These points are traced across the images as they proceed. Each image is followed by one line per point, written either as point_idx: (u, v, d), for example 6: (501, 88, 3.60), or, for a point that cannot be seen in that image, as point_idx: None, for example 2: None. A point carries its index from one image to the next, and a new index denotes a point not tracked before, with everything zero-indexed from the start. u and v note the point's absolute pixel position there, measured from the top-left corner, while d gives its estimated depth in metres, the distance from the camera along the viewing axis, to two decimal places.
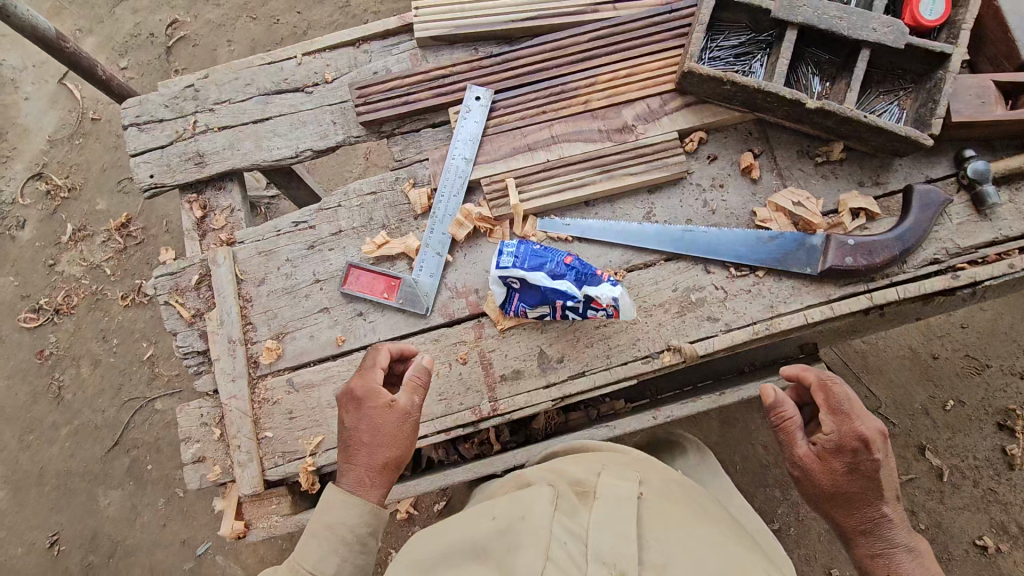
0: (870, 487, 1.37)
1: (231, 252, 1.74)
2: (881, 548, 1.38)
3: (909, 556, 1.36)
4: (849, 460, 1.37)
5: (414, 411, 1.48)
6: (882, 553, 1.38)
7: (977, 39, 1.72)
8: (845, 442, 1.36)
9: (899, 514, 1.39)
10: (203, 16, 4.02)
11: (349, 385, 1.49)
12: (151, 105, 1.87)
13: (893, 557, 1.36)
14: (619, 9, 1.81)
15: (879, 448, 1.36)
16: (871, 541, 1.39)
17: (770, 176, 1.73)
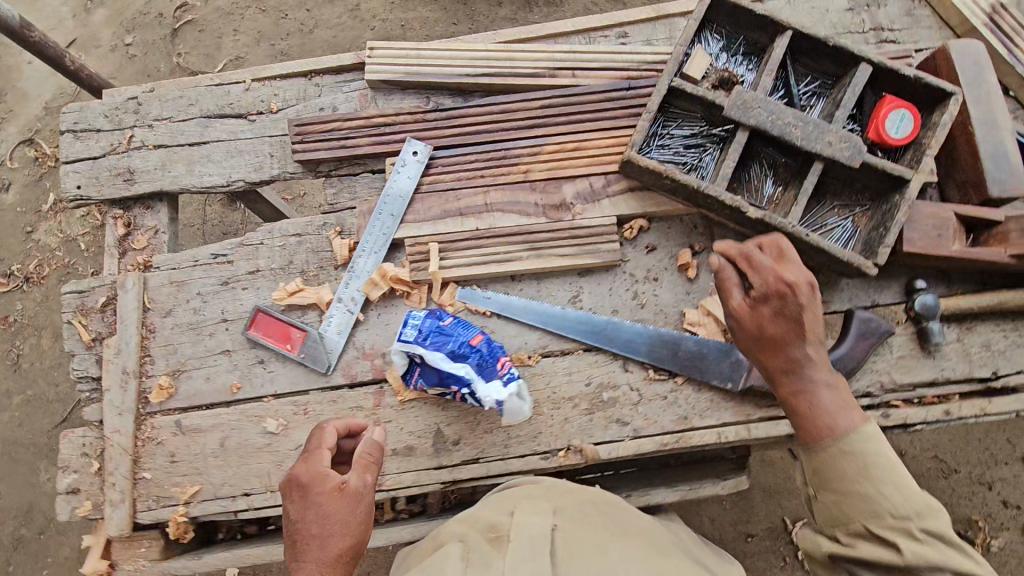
0: (797, 336, 1.30)
1: (142, 278, 1.69)
2: (803, 388, 1.30)
3: (829, 394, 1.29)
4: (776, 307, 1.31)
5: (367, 492, 1.30)
6: (805, 393, 1.30)
7: (947, 161, 1.61)
8: (772, 290, 1.31)
9: (821, 356, 1.32)
10: (213, 2, 3.87)
11: (290, 473, 1.29)
12: (91, 113, 1.83)
13: (816, 397, 1.29)
14: (577, 77, 1.74)
15: (807, 295, 1.30)
16: (793, 385, 1.31)
17: (708, 276, 1.64)
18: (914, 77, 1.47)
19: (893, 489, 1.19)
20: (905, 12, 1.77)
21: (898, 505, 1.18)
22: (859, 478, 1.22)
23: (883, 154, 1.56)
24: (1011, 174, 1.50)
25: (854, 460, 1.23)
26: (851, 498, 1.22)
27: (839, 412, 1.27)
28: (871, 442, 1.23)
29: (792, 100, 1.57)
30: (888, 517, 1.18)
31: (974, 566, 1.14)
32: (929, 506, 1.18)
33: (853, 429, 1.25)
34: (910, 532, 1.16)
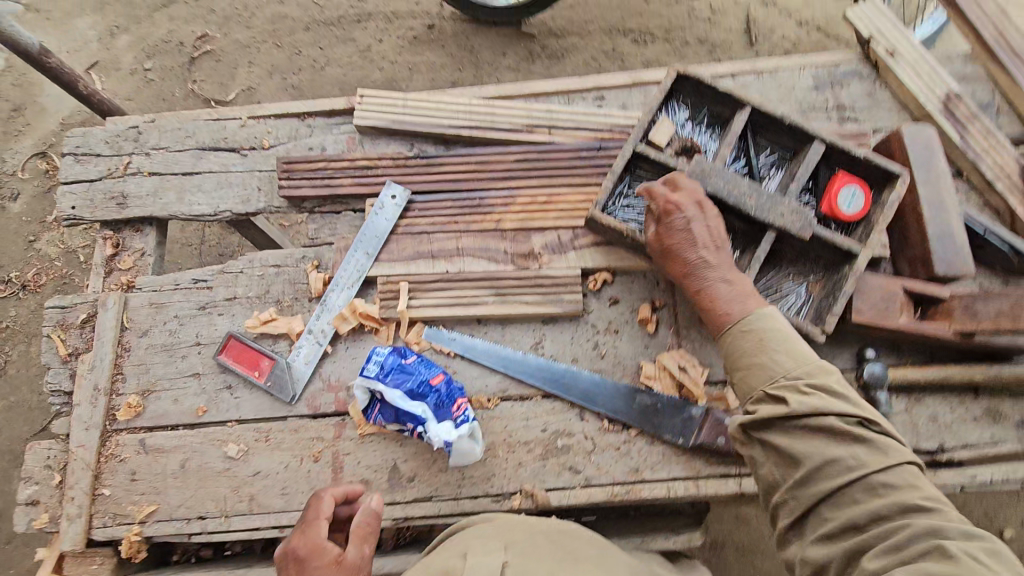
0: (689, 243, 1.48)
1: (124, 298, 1.76)
2: (704, 285, 1.48)
3: (726, 286, 1.47)
4: (668, 226, 1.50)
5: (363, 565, 1.38)
6: (707, 289, 1.47)
7: (898, 238, 1.68)
8: (662, 211, 1.51)
9: (720, 260, 1.49)
10: (232, 35, 4.06)
11: (288, 546, 1.36)
12: (93, 139, 1.94)
13: (713, 289, 1.47)
14: (552, 135, 1.84)
15: (691, 212, 1.49)
16: (695, 283, 1.49)
17: (666, 331, 1.69)
18: (865, 157, 1.56)
19: (785, 357, 1.33)
20: (865, 94, 1.88)
21: (789, 367, 1.31)
22: (756, 351, 1.36)
23: (837, 227, 1.63)
24: (956, 254, 1.57)
25: (749, 337, 1.38)
26: (753, 372, 1.35)
27: (736, 301, 1.44)
28: (765, 321, 1.39)
29: (752, 170, 1.67)
30: (781, 379, 1.30)
31: (864, 414, 1.22)
32: (820, 367, 1.30)
33: (747, 315, 1.42)
34: (799, 387, 1.27)
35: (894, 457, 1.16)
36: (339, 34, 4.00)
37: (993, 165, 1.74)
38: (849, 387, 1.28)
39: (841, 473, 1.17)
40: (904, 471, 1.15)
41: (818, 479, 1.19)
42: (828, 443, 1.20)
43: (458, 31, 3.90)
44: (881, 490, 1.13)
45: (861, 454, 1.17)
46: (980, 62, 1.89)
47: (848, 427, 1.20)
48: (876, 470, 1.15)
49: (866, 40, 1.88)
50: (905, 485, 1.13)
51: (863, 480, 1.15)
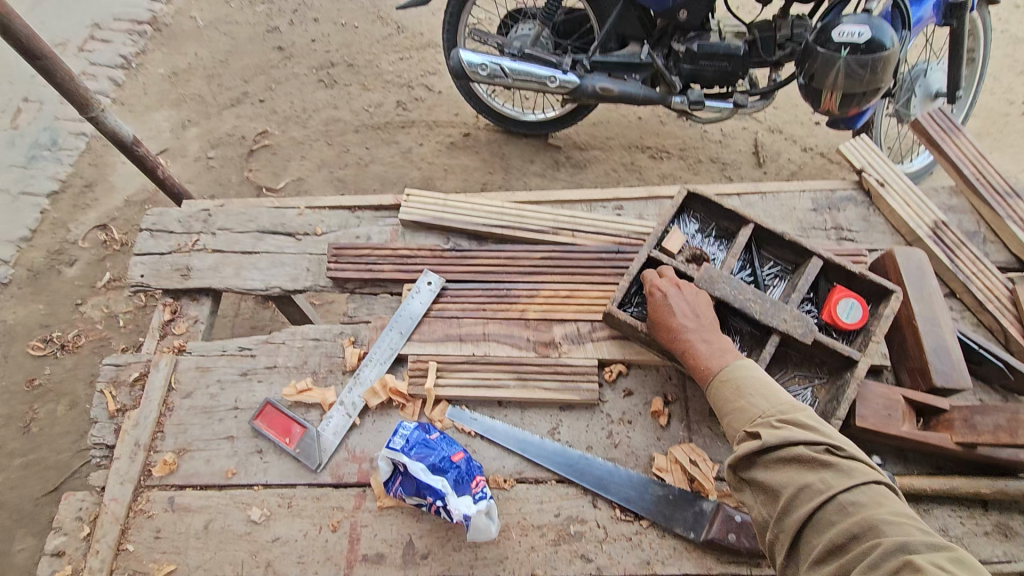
0: (667, 310, 1.64)
1: (174, 360, 1.92)
2: (687, 344, 1.60)
3: (706, 345, 1.59)
4: (650, 303, 1.69)
5: None
6: (690, 347, 1.59)
7: (898, 350, 1.79)
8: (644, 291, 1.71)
9: (701, 324, 1.62)
10: (289, 132, 4.55)
11: None
12: (168, 218, 2.19)
13: (694, 348, 1.59)
14: (575, 238, 2.05)
15: (667, 288, 1.68)
16: (678, 342, 1.61)
17: (678, 425, 1.78)
18: (860, 273, 1.72)
19: (761, 399, 1.43)
20: (861, 217, 2.08)
21: (765, 408, 1.40)
22: (734, 398, 1.47)
23: (839, 335, 1.75)
24: (953, 367, 1.66)
25: (728, 385, 1.49)
26: (736, 416, 1.44)
27: (717, 356, 1.56)
28: (743, 371, 1.50)
29: (757, 279, 1.84)
30: (757, 419, 1.39)
31: (830, 441, 1.28)
32: (793, 406, 1.39)
33: (727, 367, 1.53)
34: (771, 424, 1.35)
35: (859, 477, 1.20)
36: (385, 137, 4.46)
37: (983, 288, 1.89)
38: (819, 420, 1.34)
39: (812, 497, 1.21)
40: (871, 490, 1.18)
41: (794, 505, 1.23)
42: (799, 471, 1.26)
43: (491, 140, 4.34)
44: (852, 508, 1.16)
45: (828, 477, 1.22)
46: (965, 196, 2.10)
47: (815, 454, 1.26)
48: (844, 490, 1.19)
49: (859, 171, 2.13)
50: (874, 504, 1.16)
51: (833, 501, 1.19)
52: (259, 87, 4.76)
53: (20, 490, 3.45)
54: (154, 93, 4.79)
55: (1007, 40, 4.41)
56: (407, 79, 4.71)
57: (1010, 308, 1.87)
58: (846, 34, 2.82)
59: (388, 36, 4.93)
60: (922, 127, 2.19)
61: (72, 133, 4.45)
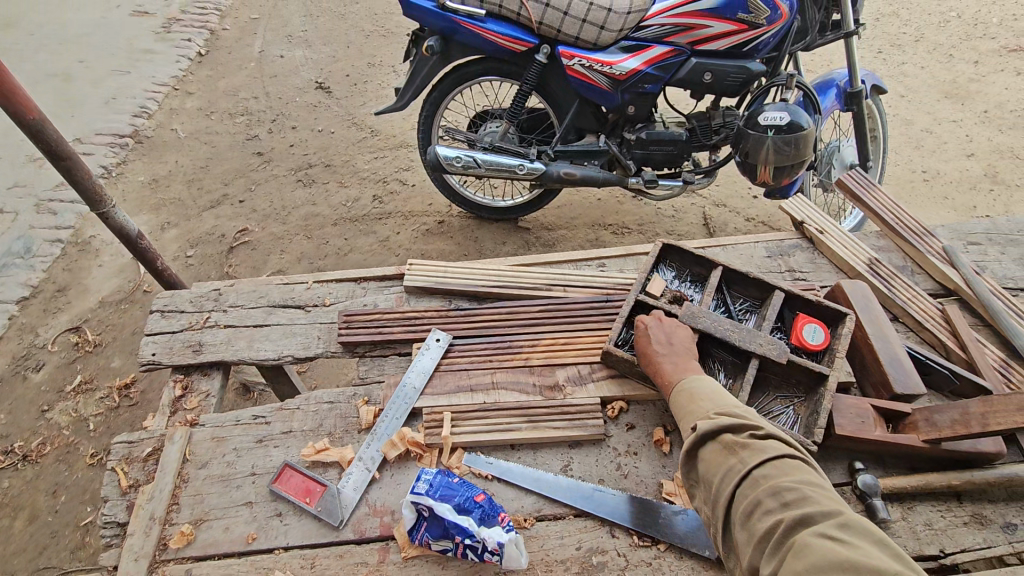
0: (646, 339, 1.88)
1: (188, 432, 1.95)
2: (659, 366, 1.80)
3: (673, 365, 1.79)
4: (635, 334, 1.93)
5: None
6: (660, 367, 1.80)
7: (861, 367, 2.02)
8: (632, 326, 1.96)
9: (672, 350, 1.83)
10: (269, 229, 4.73)
11: None
12: (179, 299, 2.31)
13: (662, 368, 1.79)
14: (567, 292, 2.29)
15: (650, 321, 1.93)
16: (652, 365, 1.82)
17: (680, 452, 1.91)
18: (817, 301, 1.99)
19: (706, 400, 1.62)
20: (808, 260, 2.41)
21: (709, 407, 1.60)
22: (687, 402, 1.66)
23: (808, 357, 1.98)
24: (908, 375, 1.90)
25: (682, 393, 1.69)
26: (685, 418, 1.63)
27: (683, 374, 1.75)
28: (697, 382, 1.70)
29: (730, 313, 2.09)
30: (701, 416, 1.59)
31: (754, 426, 1.47)
32: (732, 404, 1.59)
33: (686, 379, 1.72)
34: (710, 416, 1.55)
35: (770, 453, 1.39)
36: (362, 228, 4.70)
37: (919, 310, 2.19)
38: (752, 414, 1.54)
39: (734, 477, 1.39)
40: (781, 464, 1.37)
41: (723, 487, 1.40)
42: (724, 456, 1.45)
43: (464, 226, 4.66)
44: (762, 483, 1.34)
45: (745, 456, 1.41)
46: (891, 238, 2.48)
47: (739, 439, 1.45)
48: (757, 466, 1.38)
49: (800, 222, 2.49)
50: (780, 474, 1.34)
51: (749, 478, 1.37)
52: (239, 189, 5.01)
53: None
54: (132, 199, 4.94)
55: (899, 123, 5.21)
56: (382, 175, 5.07)
57: (944, 325, 2.16)
58: (771, 118, 3.34)
59: (362, 139, 5.36)
60: (845, 185, 2.61)
61: (46, 240, 4.51)
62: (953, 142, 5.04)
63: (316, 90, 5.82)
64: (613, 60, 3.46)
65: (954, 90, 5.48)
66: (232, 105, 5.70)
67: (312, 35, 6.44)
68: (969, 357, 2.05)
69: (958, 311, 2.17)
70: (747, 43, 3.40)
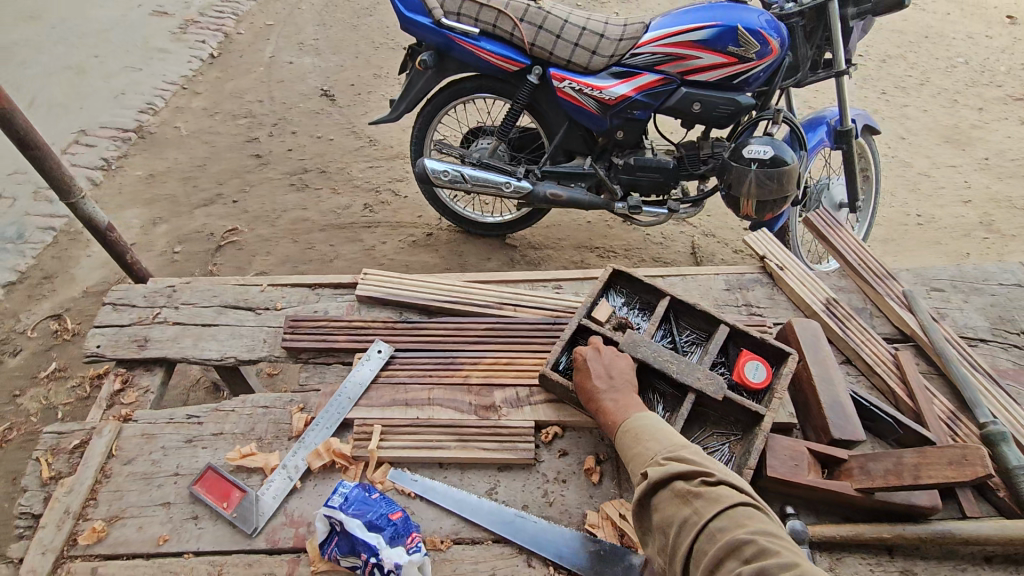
0: (586, 373, 1.82)
1: (119, 427, 1.95)
2: (600, 403, 1.76)
3: (614, 402, 1.75)
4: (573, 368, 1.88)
5: None
6: (601, 405, 1.76)
7: (805, 408, 1.97)
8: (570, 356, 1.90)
9: (613, 384, 1.79)
10: (257, 231, 4.73)
11: None
12: (134, 293, 2.32)
13: (604, 406, 1.75)
14: (517, 312, 2.28)
15: (588, 352, 1.87)
16: (592, 401, 1.78)
17: (610, 482, 1.87)
18: (761, 338, 1.96)
19: (654, 443, 1.58)
20: (767, 295, 2.38)
21: (657, 450, 1.55)
22: (634, 444, 1.61)
23: (750, 395, 1.93)
24: (848, 420, 1.85)
25: (628, 433, 1.64)
26: (634, 462, 1.58)
27: (625, 411, 1.72)
28: (643, 420, 1.66)
29: (676, 345, 2.07)
30: (649, 460, 1.54)
31: (705, 471, 1.42)
32: (681, 446, 1.54)
33: (631, 417, 1.68)
34: (658, 462, 1.50)
35: (725, 502, 1.33)
36: (349, 235, 4.69)
37: (871, 353, 2.15)
38: (702, 455, 1.49)
39: (690, 530, 1.33)
40: (737, 513, 1.31)
41: (680, 541, 1.34)
42: (678, 505, 1.39)
43: (451, 240, 4.64)
44: (719, 535, 1.29)
45: (699, 507, 1.35)
46: (851, 278, 2.45)
47: (690, 487, 1.40)
48: (712, 519, 1.32)
49: (762, 257, 2.47)
50: (735, 526, 1.29)
51: (705, 531, 1.31)
52: (232, 189, 5.05)
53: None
54: (127, 193, 4.99)
55: (896, 164, 5.17)
56: (375, 184, 5.10)
57: (895, 371, 2.11)
58: (755, 152, 3.29)
59: (360, 147, 5.41)
60: (813, 222, 2.59)
61: (39, 227, 4.37)
62: (949, 187, 4.99)
63: (320, 97, 5.91)
64: (603, 85, 3.37)
65: (955, 135, 5.44)
66: (237, 107, 5.80)
67: (323, 44, 6.57)
68: (916, 407, 2.00)
69: (910, 357, 2.12)
70: (738, 76, 3.25)
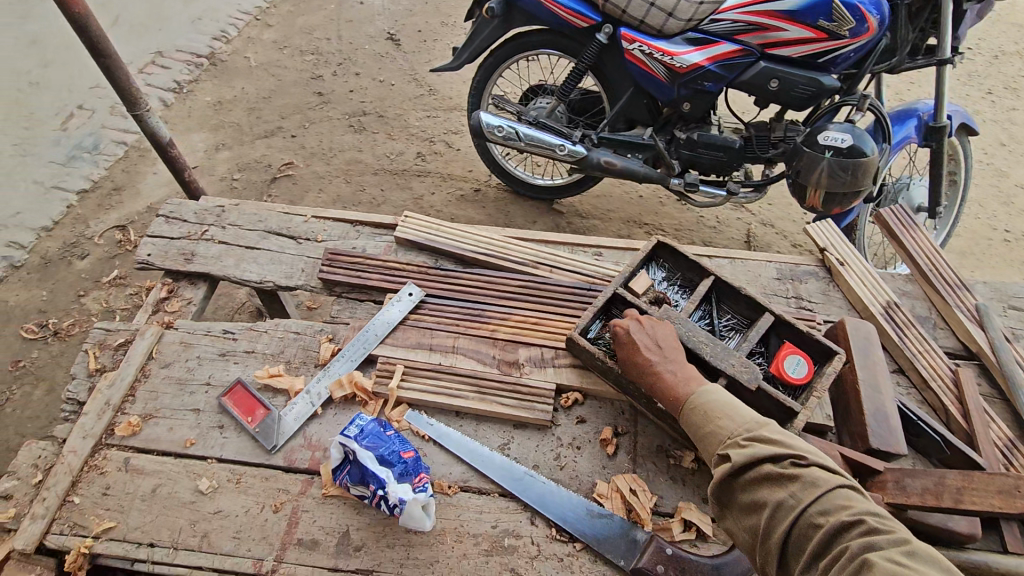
0: (633, 345, 1.74)
1: (161, 332, 2.05)
2: (655, 375, 1.67)
3: (672, 374, 1.65)
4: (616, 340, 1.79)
5: None
6: (659, 376, 1.66)
7: (844, 413, 1.86)
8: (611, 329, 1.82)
9: (666, 356, 1.70)
10: (312, 167, 4.80)
11: None
12: (185, 208, 2.40)
13: (662, 377, 1.65)
14: (552, 274, 2.24)
15: (632, 324, 1.79)
16: (647, 373, 1.68)
17: (625, 456, 1.83)
18: (807, 333, 1.84)
19: (728, 421, 1.48)
20: (821, 290, 2.24)
21: (733, 429, 1.45)
22: (707, 422, 1.51)
23: (785, 390, 1.83)
24: (890, 432, 1.73)
25: (698, 410, 1.54)
26: (710, 441, 1.49)
27: (686, 384, 1.62)
28: (708, 395, 1.56)
29: (713, 328, 1.98)
30: (727, 440, 1.44)
31: (794, 452, 1.33)
32: (760, 423, 1.44)
33: (695, 392, 1.58)
34: (739, 443, 1.40)
35: (824, 485, 1.24)
36: (400, 182, 4.70)
37: (927, 366, 2.00)
38: (785, 433, 1.40)
39: (787, 514, 1.25)
40: (837, 496, 1.23)
41: (774, 524, 1.26)
42: (769, 490, 1.30)
43: (499, 198, 4.58)
44: (821, 520, 1.20)
45: (797, 491, 1.26)
46: (919, 284, 2.27)
47: (782, 469, 1.30)
48: (813, 503, 1.23)
49: (822, 249, 2.32)
50: (838, 509, 1.20)
51: (803, 518, 1.23)
52: (293, 124, 5.11)
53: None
54: (196, 116, 5.14)
55: (989, 173, 4.73)
56: (430, 134, 5.06)
57: (952, 388, 1.95)
58: (832, 138, 3.01)
59: (419, 96, 5.37)
60: (885, 220, 2.40)
61: (114, 141, 4.39)
62: None
63: (386, 41, 5.86)
64: (676, 51, 3.13)
65: None
66: (305, 43, 5.83)
67: None
68: (969, 429, 1.86)
69: (971, 377, 1.95)
70: (824, 54, 2.98)
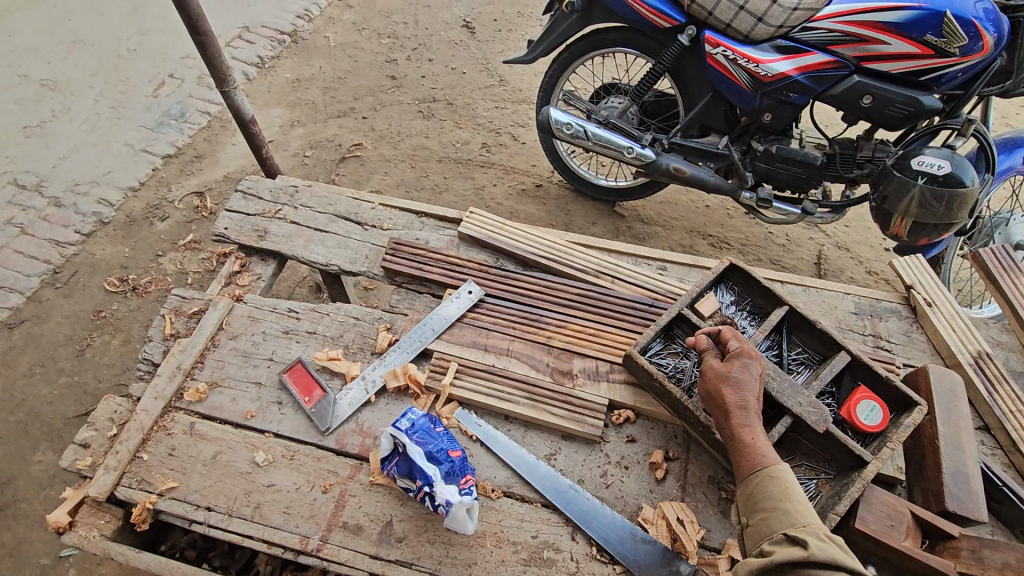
0: (749, 377, 1.60)
1: (231, 305, 2.13)
2: (749, 420, 1.55)
3: (764, 436, 1.55)
4: (741, 361, 1.62)
5: None
6: (752, 423, 1.55)
7: (919, 469, 1.73)
8: (745, 350, 1.65)
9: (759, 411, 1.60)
10: (380, 150, 4.88)
11: None
12: (261, 185, 2.49)
13: (754, 429, 1.55)
14: (613, 284, 2.20)
15: (758, 360, 1.65)
16: (744, 414, 1.56)
17: (673, 482, 1.78)
18: (886, 378, 1.73)
19: (805, 509, 1.40)
20: (902, 331, 2.10)
21: (810, 519, 1.38)
22: (783, 497, 1.43)
23: (854, 436, 1.72)
24: (970, 496, 1.60)
25: (777, 481, 1.45)
26: (775, 515, 1.41)
27: (772, 450, 1.53)
28: (790, 474, 1.48)
29: (782, 360, 1.88)
30: (801, 526, 1.36)
31: None
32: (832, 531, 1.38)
33: (779, 464, 1.49)
34: (817, 536, 1.32)
35: None
36: (463, 171, 4.71)
37: (1017, 426, 1.84)
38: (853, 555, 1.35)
39: None
40: None
41: None
42: None
43: (560, 195, 4.52)
44: None
45: None
46: (1016, 334, 2.10)
47: None
48: None
49: (908, 287, 2.17)
50: None
51: None
52: (365, 106, 5.21)
53: (34, 406, 3.24)
54: (275, 92, 5.31)
55: None
56: (497, 125, 5.05)
57: None
58: (926, 164, 2.79)
59: (489, 86, 5.35)
60: (982, 261, 2.22)
61: (199, 111, 4.59)
62: None
63: (461, 28, 5.87)
64: (762, 58, 2.95)
65: None
66: (383, 26, 5.91)
67: None
68: None
69: None
70: (927, 72, 2.75)
